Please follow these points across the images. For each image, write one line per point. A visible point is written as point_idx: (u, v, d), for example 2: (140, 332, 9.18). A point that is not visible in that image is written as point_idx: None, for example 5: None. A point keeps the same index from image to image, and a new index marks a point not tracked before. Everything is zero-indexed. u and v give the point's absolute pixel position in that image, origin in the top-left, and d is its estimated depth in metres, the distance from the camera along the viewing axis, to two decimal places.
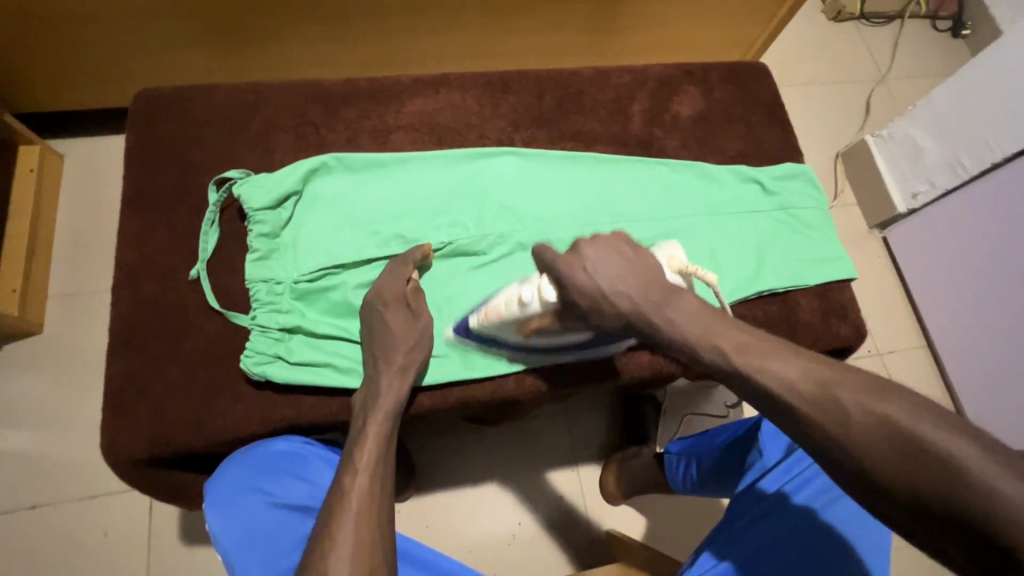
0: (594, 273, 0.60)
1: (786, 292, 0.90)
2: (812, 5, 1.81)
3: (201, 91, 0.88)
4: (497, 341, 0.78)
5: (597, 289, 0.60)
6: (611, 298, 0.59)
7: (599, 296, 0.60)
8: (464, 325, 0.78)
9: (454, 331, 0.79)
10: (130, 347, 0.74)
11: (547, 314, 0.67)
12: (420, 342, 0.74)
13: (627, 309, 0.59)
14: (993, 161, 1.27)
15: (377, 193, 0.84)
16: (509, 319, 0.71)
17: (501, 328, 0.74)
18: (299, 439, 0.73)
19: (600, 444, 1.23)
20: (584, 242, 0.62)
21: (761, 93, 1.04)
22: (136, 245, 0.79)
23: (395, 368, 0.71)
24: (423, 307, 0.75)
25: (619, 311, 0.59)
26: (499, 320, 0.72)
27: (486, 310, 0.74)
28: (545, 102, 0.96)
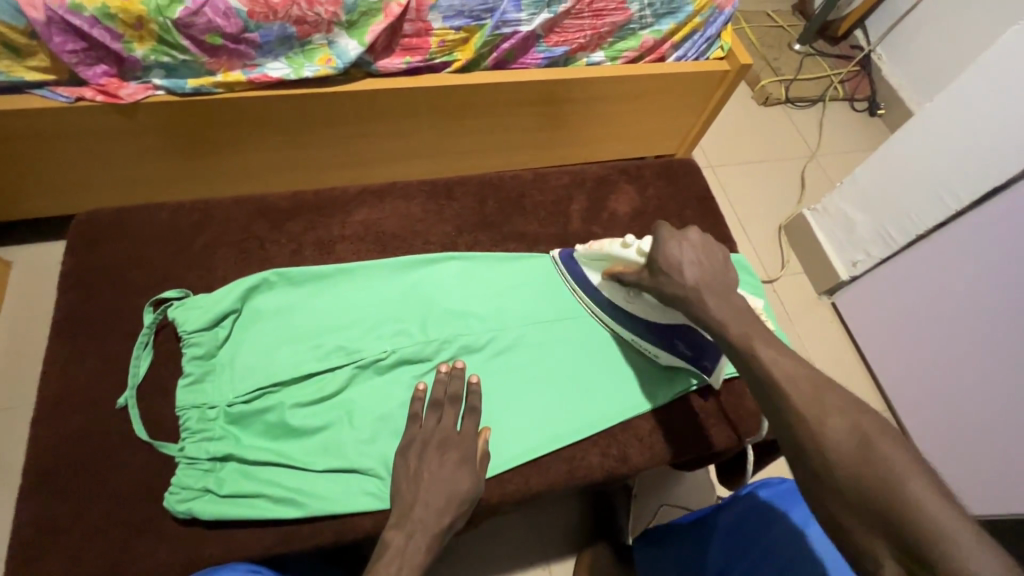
0: (684, 250, 0.77)
1: (731, 380, 0.92)
2: (742, 93, 1.99)
3: (145, 212, 0.89)
4: (580, 278, 0.93)
5: (680, 258, 0.77)
6: (683, 269, 0.76)
7: (677, 263, 0.77)
8: (569, 253, 0.94)
9: (558, 254, 0.96)
10: (50, 485, 0.69)
11: (632, 260, 0.83)
12: (466, 505, 0.73)
13: (691, 282, 0.75)
14: (918, 234, 1.35)
15: (320, 306, 0.84)
16: (603, 253, 0.87)
17: (594, 261, 0.90)
18: (244, 568, 0.66)
19: (571, 539, 1.16)
20: (695, 231, 0.80)
21: (692, 187, 1.11)
22: (65, 373, 0.76)
23: (439, 527, 0.70)
24: (482, 472, 0.76)
25: (684, 281, 0.76)
26: (596, 250, 0.88)
27: (593, 243, 0.91)
28: (487, 205, 1.00)
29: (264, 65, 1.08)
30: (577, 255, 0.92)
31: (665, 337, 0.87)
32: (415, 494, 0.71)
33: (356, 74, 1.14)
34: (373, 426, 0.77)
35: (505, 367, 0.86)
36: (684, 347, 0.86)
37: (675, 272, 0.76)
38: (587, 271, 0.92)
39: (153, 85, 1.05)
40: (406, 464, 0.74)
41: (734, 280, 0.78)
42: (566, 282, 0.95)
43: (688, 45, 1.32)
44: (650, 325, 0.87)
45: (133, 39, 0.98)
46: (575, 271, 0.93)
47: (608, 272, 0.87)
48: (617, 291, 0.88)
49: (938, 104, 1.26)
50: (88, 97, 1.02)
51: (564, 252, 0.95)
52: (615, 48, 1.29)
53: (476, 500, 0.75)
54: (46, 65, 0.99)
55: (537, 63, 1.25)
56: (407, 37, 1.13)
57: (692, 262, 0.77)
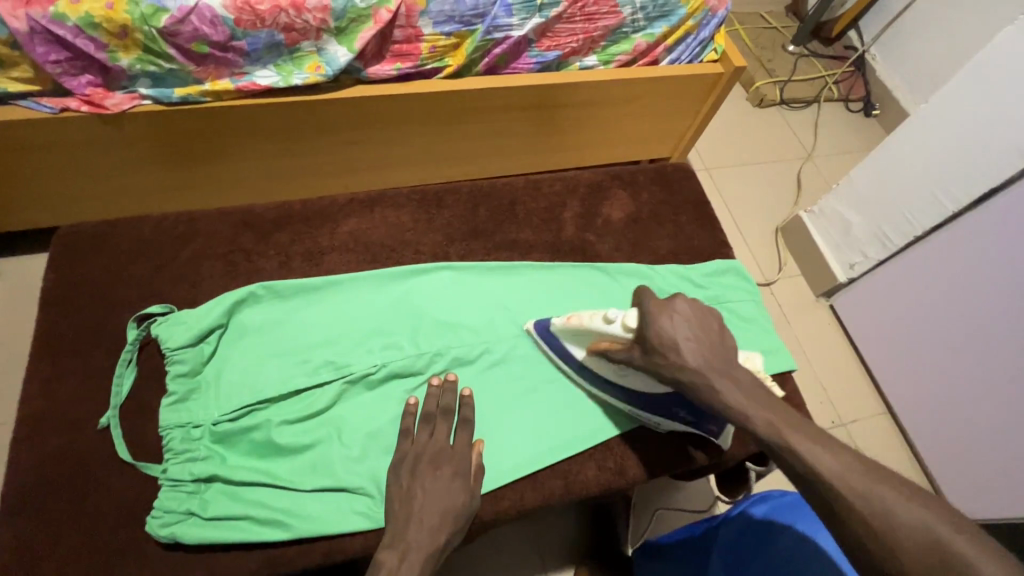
0: (676, 325, 0.73)
1: None
2: (736, 95, 1.98)
3: (129, 225, 0.87)
4: (564, 353, 0.85)
5: (673, 337, 0.72)
6: (680, 348, 0.72)
7: (673, 343, 0.72)
8: (545, 324, 0.86)
9: (534, 326, 0.87)
10: (30, 510, 0.67)
11: (622, 338, 0.76)
12: (461, 521, 0.71)
13: (690, 362, 0.71)
14: (914, 235, 1.34)
15: (308, 319, 0.82)
16: (588, 329, 0.79)
17: (576, 336, 0.82)
18: None
19: (569, 549, 1.14)
20: (681, 300, 0.76)
21: (686, 191, 1.10)
22: (46, 392, 0.74)
23: (434, 546, 0.68)
24: (477, 487, 0.74)
25: (682, 361, 0.71)
26: (577, 325, 0.80)
27: (569, 316, 0.82)
28: (479, 213, 0.99)
29: (253, 73, 1.06)
30: (555, 328, 0.84)
31: (664, 407, 0.80)
32: (408, 512, 0.70)
33: (346, 81, 1.13)
34: (363, 443, 0.75)
35: (499, 379, 0.84)
36: (684, 414, 0.80)
37: (671, 351, 0.72)
38: (569, 345, 0.84)
39: (139, 94, 1.03)
40: (399, 481, 0.72)
41: (730, 341, 0.75)
42: (550, 356, 0.87)
43: (681, 48, 1.31)
44: (646, 397, 0.81)
45: (119, 49, 0.96)
46: (557, 345, 0.85)
47: (592, 349, 0.80)
48: (605, 365, 0.82)
49: (934, 105, 1.24)
50: (73, 108, 1.00)
51: (541, 324, 0.86)
52: (607, 52, 1.27)
53: (473, 517, 0.73)
54: (30, 75, 0.97)
55: (529, 68, 1.23)
56: (397, 43, 1.11)
57: (688, 338, 0.72)
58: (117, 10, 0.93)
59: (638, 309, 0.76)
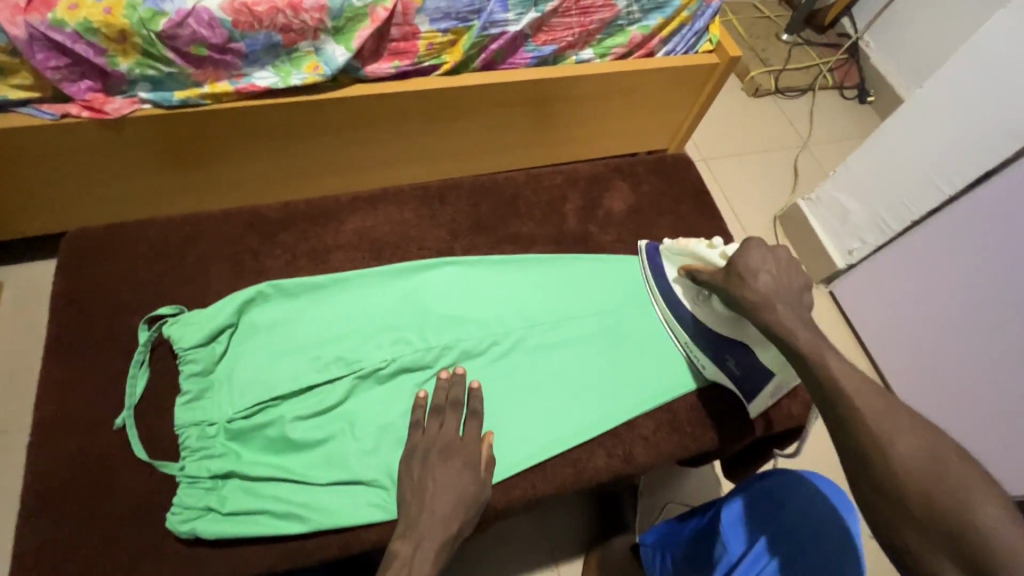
0: (763, 264, 0.77)
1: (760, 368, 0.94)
2: (731, 85, 1.98)
3: (136, 228, 0.88)
4: (655, 271, 0.95)
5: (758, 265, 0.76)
6: (757, 275, 0.76)
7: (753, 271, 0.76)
8: (655, 246, 0.97)
9: (644, 245, 0.99)
10: (51, 510, 0.68)
11: (713, 262, 0.85)
12: (474, 508, 0.72)
13: (763, 291, 0.75)
14: (912, 219, 1.34)
15: (316, 317, 0.83)
16: (688, 250, 0.89)
17: (675, 258, 0.92)
18: None
19: (577, 540, 1.16)
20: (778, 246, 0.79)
21: (686, 181, 1.11)
22: (60, 395, 0.75)
23: (447, 535, 0.69)
24: (490, 475, 0.75)
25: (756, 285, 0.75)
26: (682, 245, 0.90)
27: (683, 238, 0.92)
28: (482, 208, 1.00)
29: (251, 74, 1.07)
30: (663, 248, 0.95)
31: (718, 350, 0.87)
32: (421, 503, 0.71)
33: (345, 80, 1.13)
34: (376, 437, 0.77)
35: (507, 371, 0.86)
36: (733, 366, 0.87)
37: (750, 278, 0.76)
38: (666, 265, 0.94)
39: (139, 99, 1.03)
40: (410, 473, 0.73)
41: (807, 303, 0.76)
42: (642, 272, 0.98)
43: (676, 40, 1.32)
44: (708, 332, 0.88)
45: (117, 53, 0.97)
46: (655, 263, 0.95)
47: (686, 270, 0.89)
48: (688, 289, 0.90)
49: (928, 90, 1.25)
50: (74, 113, 1.01)
51: (649, 244, 0.97)
52: (603, 45, 1.28)
53: (483, 508, 0.75)
54: (29, 82, 0.98)
55: (526, 63, 1.24)
56: (394, 42, 1.12)
57: (769, 272, 0.76)
58: (116, 14, 0.93)
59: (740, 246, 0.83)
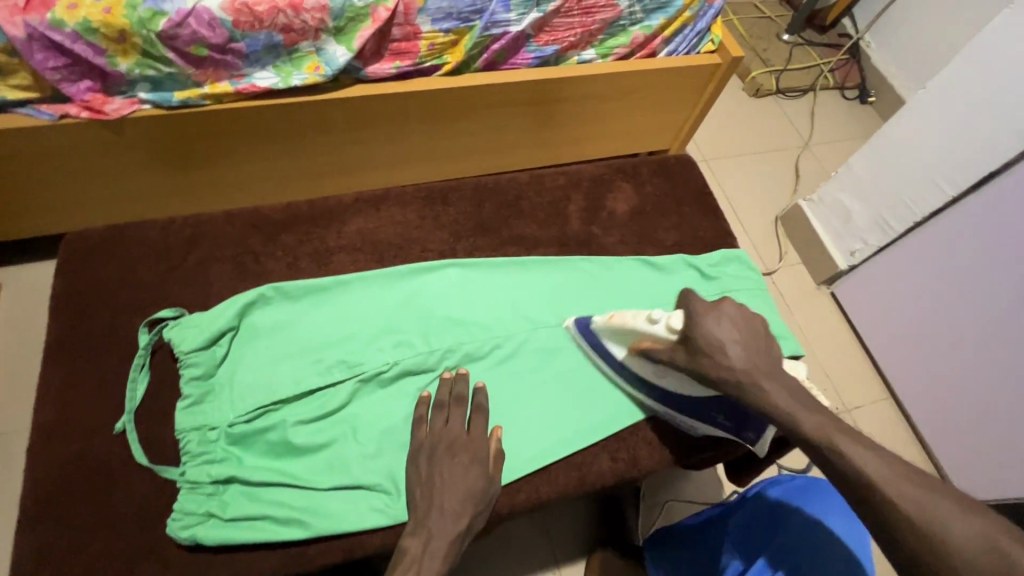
0: (724, 328, 0.74)
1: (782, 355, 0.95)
2: (733, 85, 1.98)
3: (135, 230, 0.87)
4: (603, 352, 0.86)
5: (721, 339, 0.73)
6: (725, 350, 0.72)
7: (721, 344, 0.72)
8: (585, 323, 0.87)
9: (573, 324, 0.89)
10: (51, 515, 0.68)
11: (665, 338, 0.77)
12: (482, 508, 0.72)
13: (736, 365, 0.71)
14: (916, 220, 1.34)
15: (318, 319, 0.82)
16: (631, 329, 0.80)
17: (617, 336, 0.83)
18: None
19: (579, 543, 1.15)
20: (725, 304, 0.76)
21: (689, 182, 1.10)
22: (60, 399, 0.74)
23: (457, 529, 0.68)
24: (498, 474, 0.75)
25: (727, 363, 0.72)
26: (622, 323, 0.81)
27: (613, 315, 0.83)
28: (484, 210, 0.99)
29: (252, 74, 1.06)
30: (596, 326, 0.86)
31: (703, 411, 0.82)
32: (427, 506, 0.70)
33: (346, 80, 1.13)
34: (378, 441, 0.76)
35: (511, 373, 0.85)
36: (723, 421, 0.82)
37: (717, 354, 0.72)
38: (609, 343, 0.85)
39: (138, 99, 1.02)
40: (415, 476, 0.72)
41: (776, 355, 0.75)
42: (588, 355, 0.88)
43: (678, 40, 1.31)
44: (686, 401, 0.82)
45: (117, 54, 0.96)
46: (596, 343, 0.86)
47: (637, 350, 0.81)
48: (645, 366, 0.82)
49: (931, 91, 1.24)
50: (73, 114, 1.00)
51: (579, 321, 0.88)
52: (605, 45, 1.27)
53: (491, 505, 0.74)
54: (28, 83, 0.97)
55: (527, 63, 1.23)
56: (395, 42, 1.11)
57: (733, 340, 0.73)
58: (115, 14, 0.92)
59: (683, 311, 0.76)
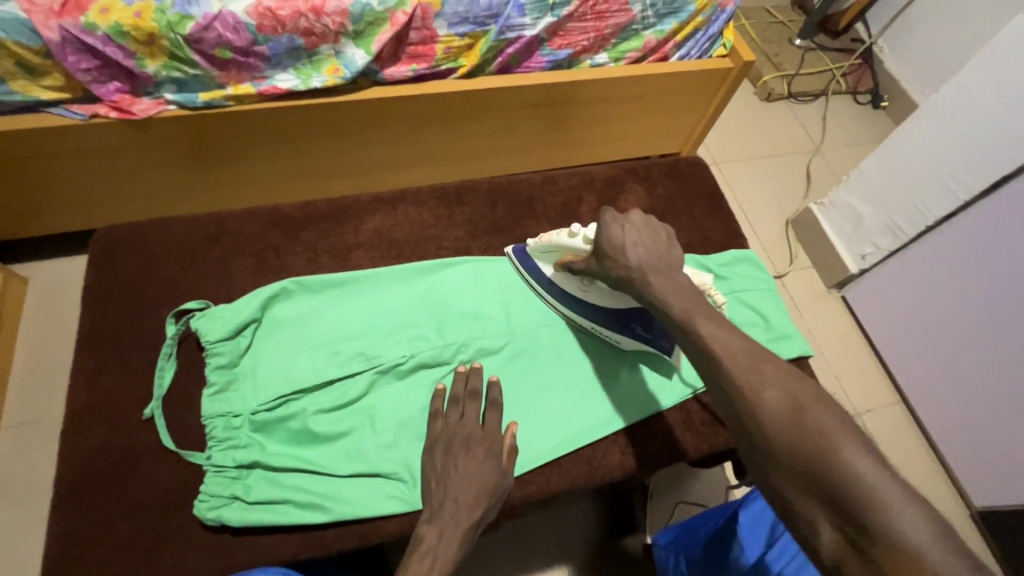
0: (627, 232, 0.76)
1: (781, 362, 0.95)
2: (744, 89, 1.99)
3: (163, 225, 0.90)
4: (536, 272, 0.92)
5: (623, 241, 0.76)
6: (627, 251, 0.75)
7: (620, 247, 0.75)
8: (523, 249, 0.93)
9: (513, 250, 0.95)
10: (82, 495, 0.71)
11: (582, 250, 0.83)
12: (495, 501, 0.73)
13: (633, 263, 0.74)
14: (927, 224, 1.34)
15: (337, 313, 0.85)
16: (555, 245, 0.87)
17: (546, 254, 0.90)
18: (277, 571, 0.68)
19: (587, 541, 1.16)
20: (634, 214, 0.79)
21: (700, 184, 1.12)
22: (92, 385, 0.78)
23: (470, 521, 0.70)
24: (511, 465, 0.76)
25: (628, 263, 0.74)
26: (547, 242, 0.88)
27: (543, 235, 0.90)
28: (498, 209, 1.01)
29: (274, 76, 1.10)
30: (531, 249, 0.92)
31: (622, 322, 0.86)
32: (443, 494, 0.72)
33: (364, 83, 1.16)
34: (395, 431, 0.78)
35: (525, 367, 0.87)
36: (644, 331, 0.86)
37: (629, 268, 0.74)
38: (540, 263, 0.91)
39: (165, 100, 1.06)
40: (432, 466, 0.74)
41: None
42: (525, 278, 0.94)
43: (690, 44, 1.33)
44: (608, 311, 0.86)
45: (146, 56, 1.00)
46: (531, 265, 0.92)
47: (560, 263, 0.87)
48: (572, 281, 0.88)
49: (943, 95, 1.25)
50: (102, 114, 1.03)
51: (519, 248, 0.94)
52: (618, 49, 1.29)
53: (503, 499, 0.75)
54: (60, 84, 1.01)
55: (541, 66, 1.26)
56: (413, 45, 1.14)
57: (635, 244, 0.75)
58: (145, 18, 0.96)
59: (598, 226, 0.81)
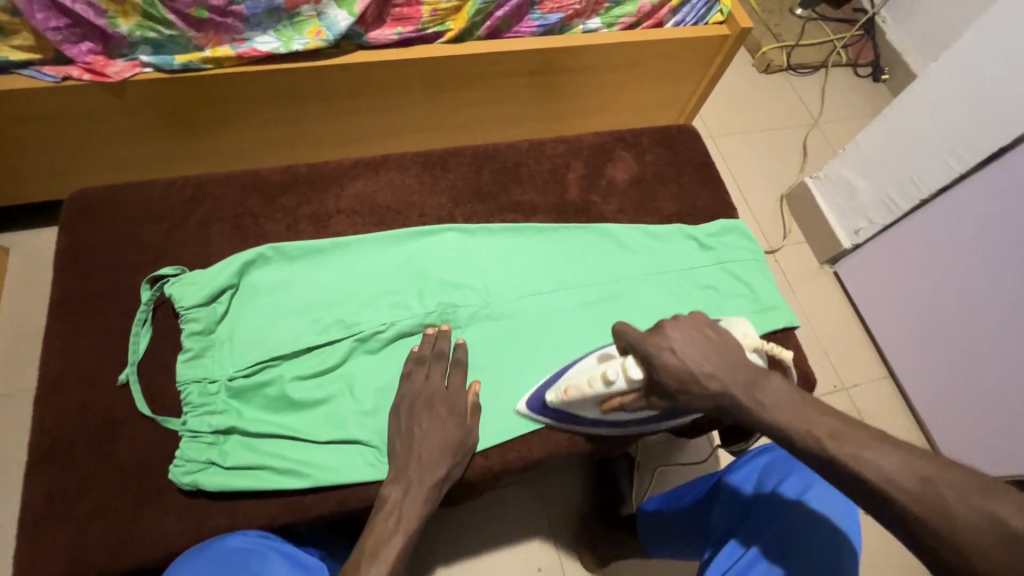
0: (682, 353, 0.63)
1: (769, 335, 0.94)
2: (742, 59, 1.94)
3: (136, 189, 0.88)
4: (574, 416, 0.79)
5: (689, 373, 0.62)
6: (701, 381, 0.62)
7: (690, 380, 0.62)
8: (539, 402, 0.80)
9: (526, 407, 0.81)
10: (57, 461, 0.70)
11: (634, 391, 0.68)
12: (461, 457, 0.75)
13: (718, 392, 0.61)
14: (921, 199, 1.32)
15: (316, 280, 0.83)
16: (593, 396, 0.72)
17: (580, 404, 0.76)
18: (255, 534, 0.68)
19: (574, 507, 1.18)
20: (668, 323, 0.65)
21: (690, 153, 1.09)
22: (65, 351, 0.76)
23: (436, 477, 0.71)
24: (474, 423, 0.77)
25: (710, 394, 0.62)
26: (581, 396, 0.74)
27: (565, 387, 0.76)
28: (483, 176, 0.99)
29: (253, 39, 1.04)
30: (552, 403, 0.78)
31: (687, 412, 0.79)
32: (409, 447, 0.72)
33: (347, 46, 1.11)
34: (373, 398, 0.78)
35: (505, 339, 0.86)
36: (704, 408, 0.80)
37: (693, 386, 0.62)
38: (578, 410, 0.78)
39: (140, 62, 1.01)
40: (400, 423, 0.74)
41: None
42: (557, 424, 0.81)
43: (686, 10, 1.29)
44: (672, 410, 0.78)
45: (118, 15, 0.94)
46: (563, 414, 0.79)
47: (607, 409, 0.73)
48: (623, 413, 0.75)
49: (942, 64, 1.21)
50: (75, 77, 0.99)
51: (534, 404, 0.80)
52: (611, 14, 1.24)
53: (471, 453, 0.77)
54: (30, 43, 0.96)
55: (531, 31, 1.21)
56: (397, 7, 1.09)
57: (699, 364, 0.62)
58: None
59: (635, 356, 0.67)
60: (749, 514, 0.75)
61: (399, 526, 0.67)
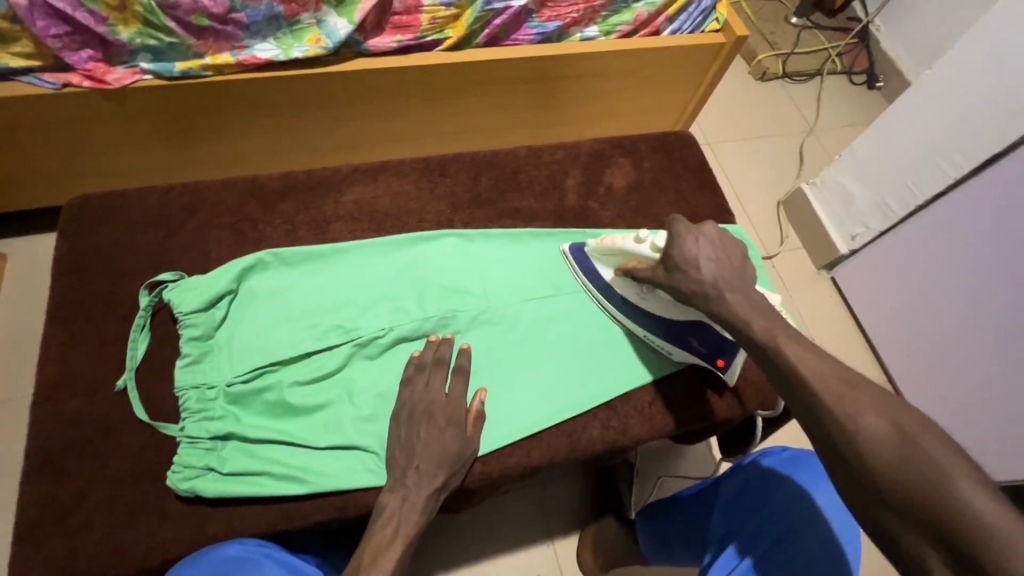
0: (702, 245, 0.75)
1: None
2: (738, 67, 1.96)
3: (135, 196, 0.88)
4: (593, 272, 0.90)
5: (696, 254, 0.74)
6: (700, 265, 0.74)
7: (692, 260, 0.74)
8: (579, 247, 0.92)
9: (568, 247, 0.94)
10: (53, 468, 0.70)
11: (650, 257, 0.80)
12: (460, 464, 0.74)
13: (707, 278, 0.73)
14: (916, 204, 1.33)
15: (314, 285, 0.83)
16: (618, 249, 0.84)
17: (606, 257, 0.88)
18: (252, 542, 0.67)
19: (574, 513, 1.17)
20: (712, 224, 0.78)
21: (688, 159, 1.10)
22: (62, 357, 0.76)
23: (434, 486, 0.71)
24: (476, 433, 0.77)
25: (699, 278, 0.73)
26: (610, 245, 0.85)
27: (603, 238, 0.87)
28: (481, 182, 0.99)
29: (253, 46, 1.05)
30: (587, 250, 0.90)
31: (679, 332, 0.85)
32: (408, 457, 0.72)
33: (346, 54, 1.12)
34: (372, 404, 0.77)
35: (504, 344, 0.86)
36: (698, 343, 0.85)
37: (691, 267, 0.74)
38: (599, 266, 0.90)
39: (140, 69, 1.02)
40: (398, 431, 0.74)
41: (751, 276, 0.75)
42: (579, 276, 0.93)
43: (682, 18, 1.30)
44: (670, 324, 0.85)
45: (118, 22, 0.95)
46: (588, 267, 0.91)
47: (620, 268, 0.85)
48: (631, 286, 0.86)
49: (935, 72, 1.22)
50: (75, 83, 1.00)
51: (575, 245, 0.93)
52: (608, 22, 1.26)
53: (471, 460, 0.77)
54: (31, 50, 0.97)
55: (530, 39, 1.22)
56: (397, 15, 1.10)
57: (709, 257, 0.74)
58: None
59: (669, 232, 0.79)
60: (749, 518, 0.75)
61: (397, 536, 0.67)
